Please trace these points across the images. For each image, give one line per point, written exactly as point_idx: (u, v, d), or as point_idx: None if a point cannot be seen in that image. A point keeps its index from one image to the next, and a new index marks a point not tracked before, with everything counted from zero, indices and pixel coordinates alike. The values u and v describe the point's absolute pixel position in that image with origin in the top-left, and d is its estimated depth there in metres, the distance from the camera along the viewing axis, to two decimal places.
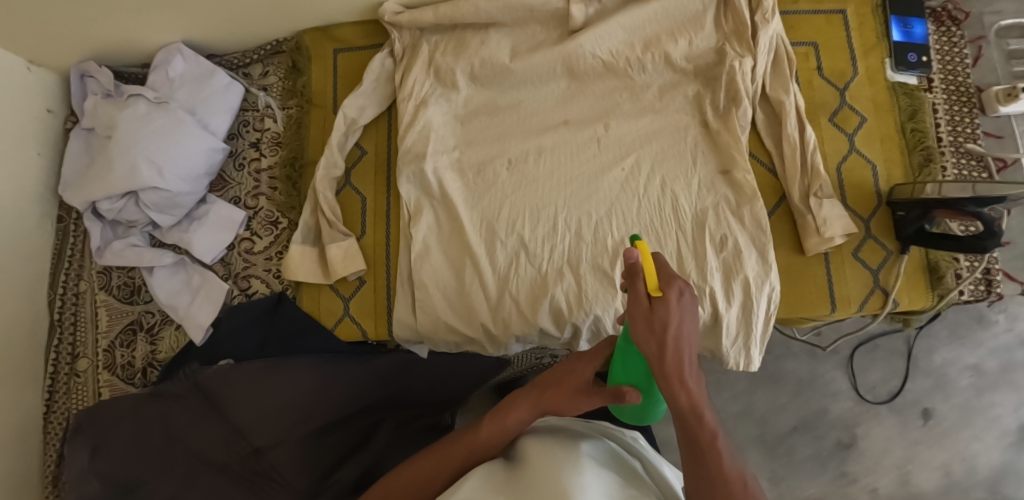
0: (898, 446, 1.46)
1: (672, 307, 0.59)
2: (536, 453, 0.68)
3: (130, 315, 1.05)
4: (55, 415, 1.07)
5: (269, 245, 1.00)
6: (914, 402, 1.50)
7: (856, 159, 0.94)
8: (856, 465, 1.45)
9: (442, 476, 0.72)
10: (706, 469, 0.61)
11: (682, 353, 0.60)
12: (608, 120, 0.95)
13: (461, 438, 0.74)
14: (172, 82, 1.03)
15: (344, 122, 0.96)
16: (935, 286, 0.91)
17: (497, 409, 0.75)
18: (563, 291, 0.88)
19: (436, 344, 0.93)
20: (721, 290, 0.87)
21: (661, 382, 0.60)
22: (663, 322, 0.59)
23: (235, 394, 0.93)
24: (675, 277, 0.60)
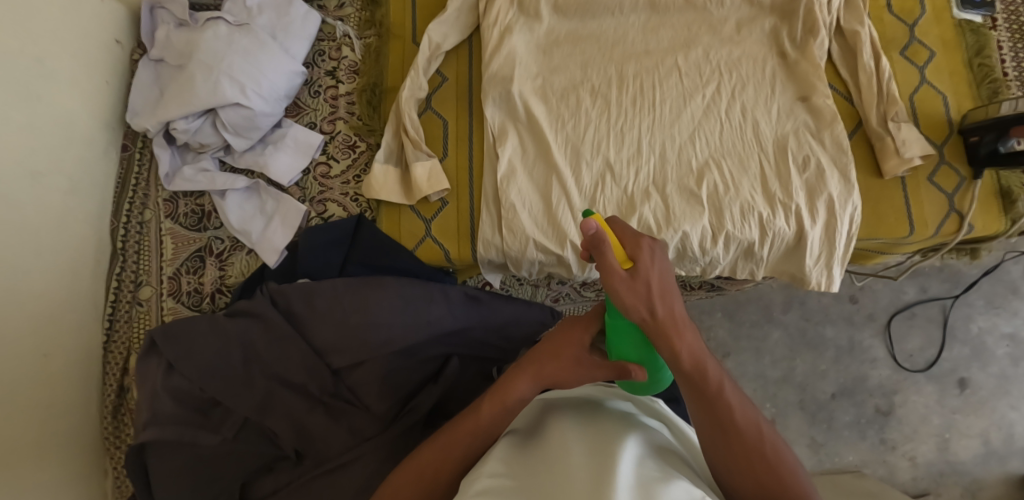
0: (937, 415, 1.58)
1: (649, 263, 0.60)
2: (554, 437, 0.66)
3: (198, 242, 1.04)
4: (116, 345, 1.06)
5: (347, 169, 1.00)
6: (951, 370, 1.60)
7: (927, 90, 0.98)
8: (894, 432, 1.58)
9: (454, 463, 0.69)
10: (716, 417, 0.60)
11: (670, 305, 0.61)
12: (689, 50, 0.98)
13: (462, 421, 0.71)
14: (250, 8, 1.03)
15: (429, 47, 0.98)
16: (1007, 210, 0.94)
17: (498, 387, 0.72)
18: (650, 209, 0.89)
19: (520, 265, 0.94)
20: (806, 209, 0.89)
21: (660, 340, 0.60)
22: (645, 281, 0.60)
23: (318, 315, 0.94)
24: (640, 237, 0.61)
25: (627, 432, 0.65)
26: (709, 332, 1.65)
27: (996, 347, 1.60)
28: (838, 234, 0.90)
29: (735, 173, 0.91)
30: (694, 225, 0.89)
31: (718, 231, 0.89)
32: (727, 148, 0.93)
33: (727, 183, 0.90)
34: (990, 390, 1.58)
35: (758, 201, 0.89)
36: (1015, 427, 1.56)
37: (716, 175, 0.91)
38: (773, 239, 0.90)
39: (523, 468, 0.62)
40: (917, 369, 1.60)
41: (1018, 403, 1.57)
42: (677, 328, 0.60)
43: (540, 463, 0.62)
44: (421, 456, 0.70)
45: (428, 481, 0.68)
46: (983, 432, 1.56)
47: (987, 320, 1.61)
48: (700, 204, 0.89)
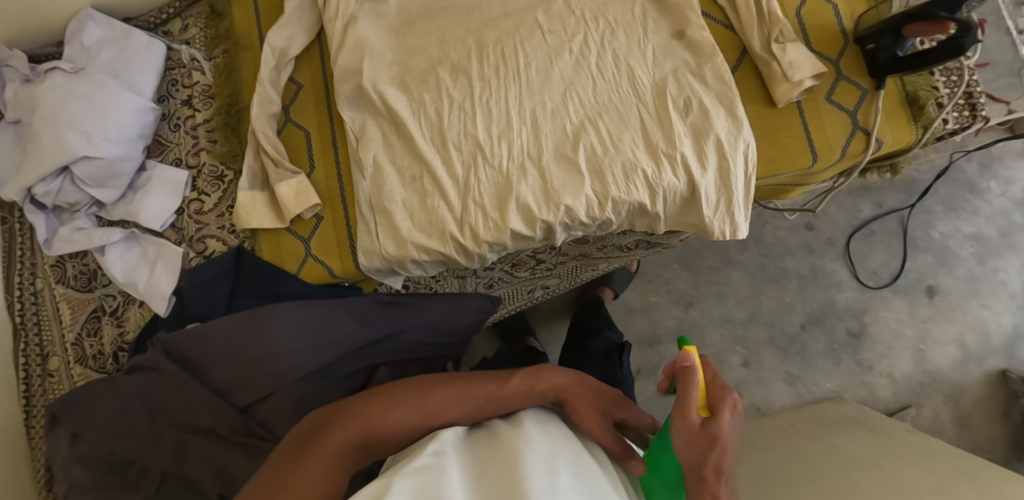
0: (909, 327, 1.58)
1: (725, 421, 0.61)
2: (512, 430, 0.62)
3: (91, 302, 1.00)
4: (37, 418, 1.00)
5: (219, 201, 0.96)
6: (918, 280, 1.59)
7: (816, 1, 0.89)
8: (869, 352, 1.57)
9: (457, 412, 0.68)
10: None
11: (723, 473, 0.61)
12: (549, 4, 0.91)
13: (484, 383, 0.72)
14: (89, 50, 0.97)
15: (272, 54, 0.92)
16: (917, 117, 0.87)
17: (533, 373, 0.74)
18: (528, 187, 0.85)
19: (407, 267, 0.89)
20: (693, 155, 0.82)
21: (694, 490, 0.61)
22: (711, 439, 0.60)
23: (212, 358, 0.90)
24: (730, 395, 0.63)
25: (582, 460, 0.62)
26: (669, 286, 1.60)
27: (960, 248, 1.59)
28: (734, 176, 0.83)
29: (614, 130, 0.85)
30: (576, 196, 0.83)
31: (604, 199, 0.83)
32: (606, 106, 0.86)
33: (607, 142, 0.84)
34: (960, 293, 1.58)
35: (640, 157, 0.83)
36: (988, 325, 1.57)
37: (592, 136, 0.85)
38: (664, 195, 0.83)
39: (465, 454, 0.59)
40: (883, 284, 1.58)
41: (989, 301, 1.58)
42: (716, 498, 0.60)
43: (482, 456, 0.58)
44: (428, 403, 0.68)
45: (424, 419, 0.66)
46: (958, 336, 1.57)
47: (948, 224, 1.60)
48: (580, 173, 0.84)
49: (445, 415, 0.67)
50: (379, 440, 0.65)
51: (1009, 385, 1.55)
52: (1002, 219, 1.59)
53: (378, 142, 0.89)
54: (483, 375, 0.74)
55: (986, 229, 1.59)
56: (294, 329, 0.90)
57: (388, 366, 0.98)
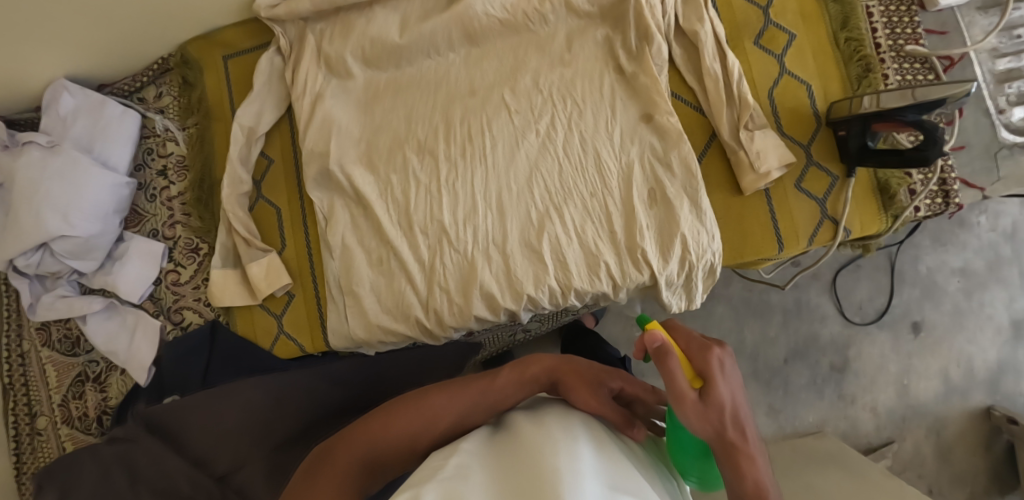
0: (893, 361, 1.50)
1: (721, 384, 0.58)
2: (531, 428, 0.58)
3: (75, 367, 1.03)
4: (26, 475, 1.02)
5: (194, 274, 0.98)
6: (904, 314, 1.50)
7: (788, 82, 0.89)
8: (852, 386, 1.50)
9: (455, 410, 0.67)
10: None
11: (742, 428, 0.58)
12: (516, 81, 0.89)
13: (477, 381, 0.71)
14: (65, 121, 0.96)
15: (241, 133, 0.92)
16: (887, 207, 0.86)
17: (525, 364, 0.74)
18: (491, 273, 0.85)
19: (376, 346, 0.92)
20: (655, 250, 0.84)
21: (726, 462, 0.57)
22: (718, 407, 0.57)
23: (188, 427, 0.90)
24: (711, 354, 0.59)
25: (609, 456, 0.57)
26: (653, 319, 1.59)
27: (947, 283, 1.50)
28: (695, 267, 0.85)
29: (579, 218, 0.85)
30: (539, 286, 0.85)
31: (567, 289, 0.85)
32: (572, 191, 0.86)
33: (574, 234, 0.85)
34: (944, 329, 1.50)
35: (603, 249, 0.84)
36: (973, 360, 1.49)
37: (556, 225, 0.85)
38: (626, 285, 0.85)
39: (484, 460, 0.53)
40: (868, 320, 1.51)
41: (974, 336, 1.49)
42: (747, 456, 0.57)
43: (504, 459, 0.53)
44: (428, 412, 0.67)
45: (425, 426, 0.65)
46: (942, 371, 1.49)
47: (936, 259, 1.51)
48: (544, 263, 0.84)
49: (444, 415, 0.66)
50: (385, 457, 0.63)
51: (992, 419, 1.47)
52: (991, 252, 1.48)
53: (346, 223, 0.90)
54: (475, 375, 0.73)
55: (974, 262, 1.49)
56: (270, 395, 0.93)
57: None
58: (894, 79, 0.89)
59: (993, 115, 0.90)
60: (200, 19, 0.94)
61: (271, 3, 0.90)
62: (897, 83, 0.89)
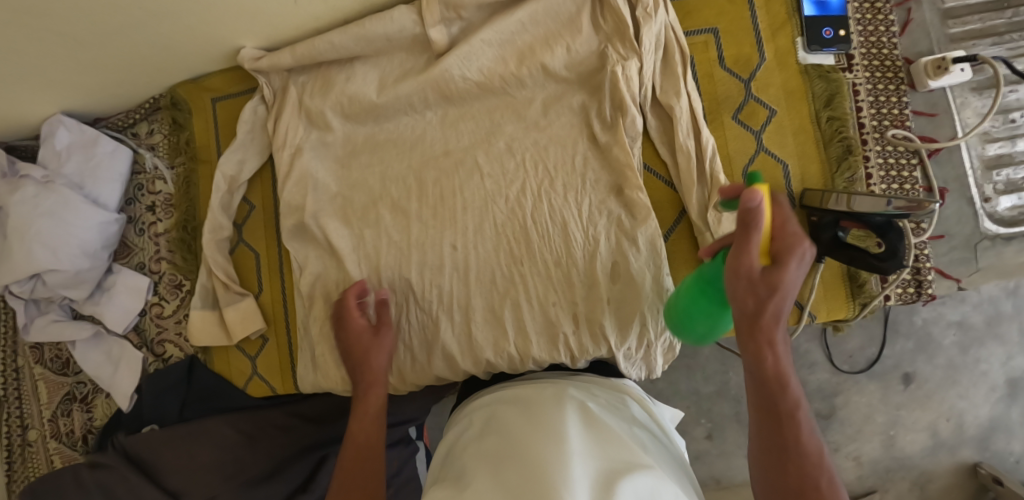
0: (880, 412, 1.27)
1: (791, 271, 0.57)
2: (520, 420, 0.64)
3: (63, 387, 1.06)
4: (17, 483, 1.07)
5: (177, 309, 1.02)
6: (894, 367, 1.26)
7: (764, 159, 0.88)
8: (836, 435, 1.27)
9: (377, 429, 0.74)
10: (779, 434, 0.58)
11: (777, 318, 0.59)
12: (489, 144, 0.90)
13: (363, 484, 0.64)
14: (60, 156, 1.00)
15: (224, 181, 0.95)
16: (856, 295, 0.86)
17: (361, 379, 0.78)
18: (452, 334, 0.87)
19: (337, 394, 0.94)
20: (614, 326, 0.84)
21: (749, 346, 0.60)
22: (771, 287, 0.57)
23: (163, 460, 0.95)
24: (799, 243, 0.57)
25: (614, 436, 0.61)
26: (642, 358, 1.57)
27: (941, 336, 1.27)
28: (653, 344, 0.85)
29: (543, 288, 0.85)
30: (499, 353, 0.85)
31: (525, 358, 0.85)
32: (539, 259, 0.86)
33: (541, 305, 0.85)
34: (937, 383, 1.26)
35: (563, 319, 0.85)
36: (964, 416, 1.25)
37: (521, 294, 0.85)
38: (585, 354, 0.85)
39: (495, 449, 0.60)
40: (857, 370, 1.27)
41: (967, 392, 1.25)
42: (779, 372, 0.60)
43: (513, 439, 0.60)
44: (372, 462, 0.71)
45: None
46: (930, 425, 1.26)
47: (932, 309, 1.28)
48: (506, 332, 0.85)
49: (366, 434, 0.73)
50: None
51: (979, 478, 1.25)
52: (990, 307, 1.25)
53: (317, 274, 0.92)
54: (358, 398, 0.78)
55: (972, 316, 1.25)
56: (239, 435, 0.97)
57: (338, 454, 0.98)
58: (874, 162, 0.88)
59: (977, 203, 0.90)
60: (192, 64, 0.97)
61: (256, 55, 0.93)
62: (878, 166, 0.88)
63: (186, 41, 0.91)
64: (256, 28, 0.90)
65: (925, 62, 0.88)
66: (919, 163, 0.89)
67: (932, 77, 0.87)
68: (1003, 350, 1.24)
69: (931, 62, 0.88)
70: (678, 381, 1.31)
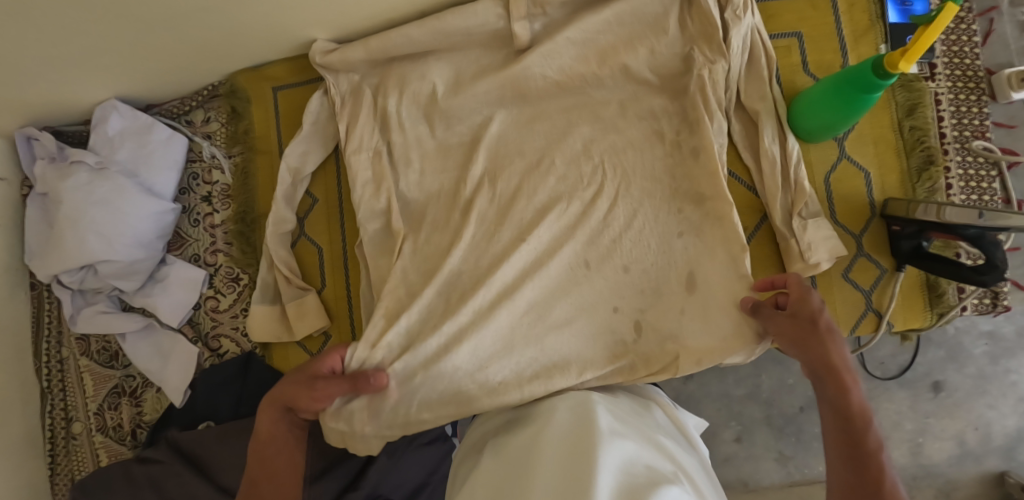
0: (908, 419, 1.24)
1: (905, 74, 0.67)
2: (541, 434, 0.63)
3: (111, 379, 1.03)
4: (60, 478, 1.03)
5: (235, 302, 0.99)
6: (925, 374, 1.25)
7: (846, 167, 0.87)
8: None
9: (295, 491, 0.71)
10: (864, 468, 0.64)
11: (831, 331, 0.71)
12: (564, 144, 0.87)
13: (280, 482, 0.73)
14: (113, 142, 0.97)
15: (288, 173, 0.93)
16: (934, 304, 0.86)
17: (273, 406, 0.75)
18: None
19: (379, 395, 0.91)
20: None
21: (829, 379, 0.69)
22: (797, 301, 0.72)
23: (217, 456, 0.92)
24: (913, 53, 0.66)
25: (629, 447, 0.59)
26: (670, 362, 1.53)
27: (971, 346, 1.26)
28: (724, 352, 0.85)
29: (621, 291, 0.85)
30: None
31: (602, 362, 0.84)
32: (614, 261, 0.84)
33: (615, 312, 0.82)
34: (966, 392, 1.24)
35: None
36: (991, 426, 1.23)
37: (598, 297, 0.85)
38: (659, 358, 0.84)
39: (509, 467, 0.60)
40: (888, 376, 1.26)
41: (996, 402, 1.24)
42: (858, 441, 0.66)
43: (527, 457, 0.60)
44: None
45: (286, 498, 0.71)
46: (958, 433, 1.23)
47: (965, 319, 1.28)
48: None
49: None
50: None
51: (1003, 487, 1.23)
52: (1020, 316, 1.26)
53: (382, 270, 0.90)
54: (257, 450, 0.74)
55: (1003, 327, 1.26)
56: None
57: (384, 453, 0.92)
58: (955, 172, 0.88)
59: None
60: (259, 52, 0.95)
61: (327, 49, 0.91)
62: (958, 177, 0.88)
63: (257, 27, 0.88)
64: (331, 17, 0.88)
65: (1008, 74, 0.88)
66: (998, 175, 0.88)
67: (1015, 88, 0.87)
68: None
69: (1015, 74, 0.87)
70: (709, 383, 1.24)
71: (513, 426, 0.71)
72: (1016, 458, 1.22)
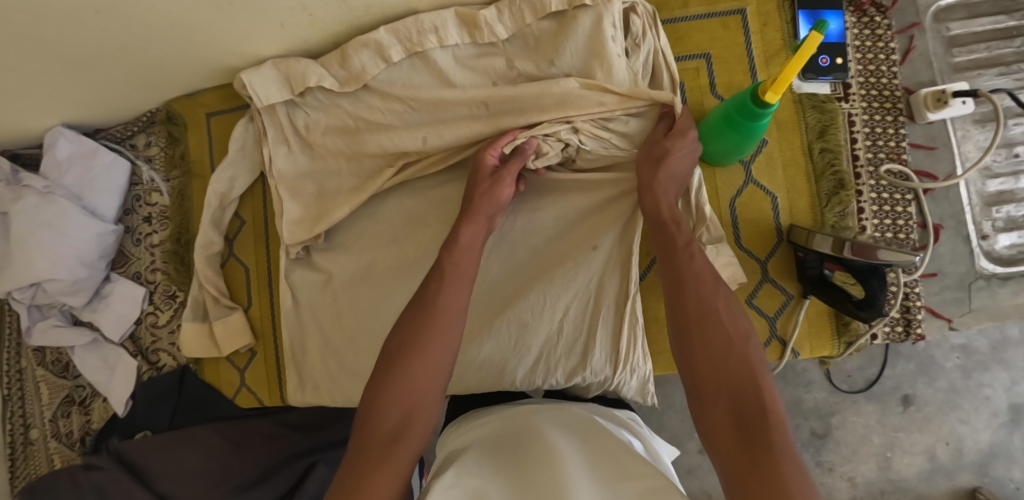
0: (876, 433, 1.20)
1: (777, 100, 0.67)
2: (509, 421, 0.74)
3: (63, 389, 1.10)
4: (19, 480, 1.10)
5: (171, 318, 1.05)
6: (893, 388, 1.20)
7: (753, 192, 0.87)
8: (831, 454, 1.21)
9: (442, 380, 0.68)
10: (718, 360, 0.63)
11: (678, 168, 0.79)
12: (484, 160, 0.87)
13: (415, 366, 0.67)
14: (60, 166, 1.01)
15: (215, 198, 0.98)
16: (841, 333, 0.86)
17: (457, 260, 0.77)
18: None
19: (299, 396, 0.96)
20: (597, 346, 0.90)
21: (693, 291, 0.68)
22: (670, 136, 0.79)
23: (153, 465, 0.97)
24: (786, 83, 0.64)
25: (596, 453, 0.64)
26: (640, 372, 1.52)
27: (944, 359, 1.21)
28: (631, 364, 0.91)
29: (532, 314, 0.90)
30: (489, 366, 0.90)
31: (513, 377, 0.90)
32: (526, 285, 0.91)
33: (522, 328, 0.90)
34: (937, 407, 1.19)
35: (546, 340, 0.90)
36: (963, 441, 1.18)
37: (509, 319, 0.90)
38: (567, 374, 0.90)
39: (499, 438, 0.70)
40: (855, 390, 1.21)
41: (969, 416, 1.18)
42: (721, 332, 0.65)
43: (512, 437, 0.69)
44: (390, 470, 0.60)
45: (434, 395, 0.67)
46: (928, 448, 1.19)
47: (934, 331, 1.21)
48: (495, 352, 0.90)
49: (412, 429, 0.63)
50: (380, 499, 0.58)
51: None
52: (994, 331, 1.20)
53: (306, 290, 0.96)
54: (381, 381, 0.66)
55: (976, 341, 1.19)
56: (229, 444, 0.98)
57: (327, 460, 0.98)
58: (868, 196, 0.87)
59: (975, 240, 0.88)
60: (185, 81, 0.99)
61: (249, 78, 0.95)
62: (871, 201, 0.87)
63: (179, 61, 0.92)
64: (251, 47, 0.92)
65: (925, 94, 0.86)
66: (914, 199, 0.87)
67: (931, 110, 0.85)
68: (1008, 377, 1.17)
69: (931, 94, 0.85)
70: (670, 397, 1.23)
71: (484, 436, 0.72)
72: (990, 475, 1.17)
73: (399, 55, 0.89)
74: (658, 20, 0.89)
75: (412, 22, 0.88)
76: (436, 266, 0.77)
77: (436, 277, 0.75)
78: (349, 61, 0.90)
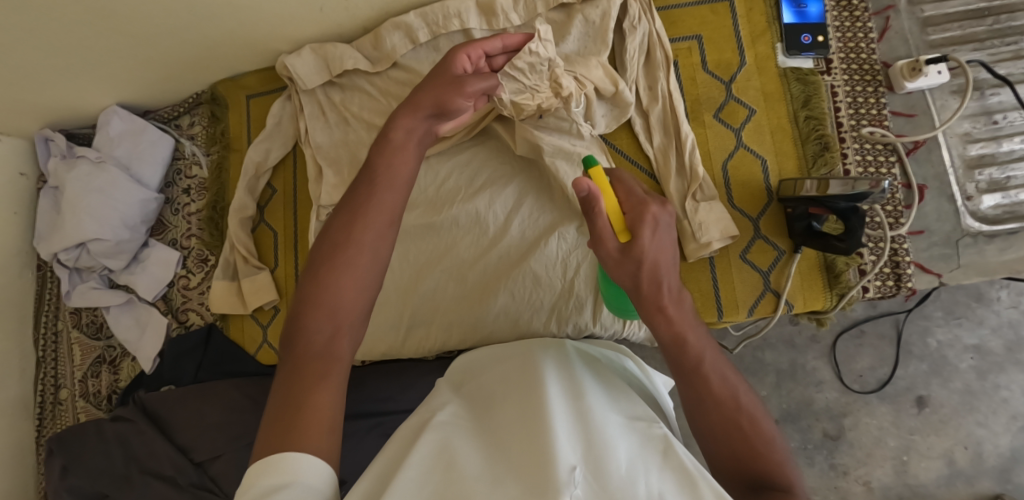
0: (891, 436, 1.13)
1: (645, 237, 0.64)
2: (495, 368, 0.72)
3: (95, 349, 1.17)
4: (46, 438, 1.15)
5: (202, 280, 1.14)
6: (907, 388, 1.14)
7: (743, 155, 0.94)
8: (845, 456, 1.14)
9: (371, 293, 0.64)
10: (697, 393, 0.61)
11: (660, 280, 0.63)
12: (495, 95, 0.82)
13: (337, 278, 0.62)
14: (112, 141, 1.12)
15: (251, 166, 1.08)
16: (833, 285, 0.91)
17: (388, 160, 0.70)
18: (457, 304, 0.97)
19: None
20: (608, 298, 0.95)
21: (643, 312, 0.64)
22: (631, 255, 0.64)
23: (176, 417, 1.01)
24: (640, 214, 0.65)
25: (587, 383, 0.64)
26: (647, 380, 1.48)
27: (957, 360, 1.14)
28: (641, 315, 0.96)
29: (540, 268, 0.95)
30: (498, 314, 0.95)
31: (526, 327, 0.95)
32: (538, 242, 0.96)
33: (535, 282, 0.95)
34: (954, 408, 1.13)
35: (548, 294, 0.95)
36: (983, 445, 1.11)
37: (519, 276, 0.95)
38: (574, 323, 0.95)
39: (487, 395, 0.66)
40: (868, 390, 1.15)
41: (987, 419, 1.12)
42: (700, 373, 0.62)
43: (502, 386, 0.66)
44: (331, 386, 0.57)
45: (363, 311, 0.63)
46: (947, 452, 1.12)
47: (948, 330, 1.15)
48: (503, 307, 0.95)
49: (342, 346, 0.60)
50: (322, 428, 0.55)
51: None
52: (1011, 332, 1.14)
53: None
54: (308, 295, 0.62)
55: (991, 342, 1.13)
56: (246, 400, 1.02)
57: None
58: (853, 158, 0.94)
59: (959, 201, 0.94)
60: (231, 65, 1.11)
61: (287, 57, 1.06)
62: (856, 163, 0.94)
63: (227, 44, 1.04)
64: (290, 31, 1.03)
65: (901, 65, 0.94)
66: (897, 160, 0.94)
67: (908, 78, 0.93)
68: None
69: (906, 66, 0.93)
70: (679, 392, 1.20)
71: (465, 375, 0.74)
72: (1014, 484, 1.09)
73: (426, 37, 1.00)
74: (652, 6, 0.97)
75: (438, 7, 0.99)
76: (366, 169, 0.70)
77: (365, 180, 0.69)
78: (382, 43, 1.02)
